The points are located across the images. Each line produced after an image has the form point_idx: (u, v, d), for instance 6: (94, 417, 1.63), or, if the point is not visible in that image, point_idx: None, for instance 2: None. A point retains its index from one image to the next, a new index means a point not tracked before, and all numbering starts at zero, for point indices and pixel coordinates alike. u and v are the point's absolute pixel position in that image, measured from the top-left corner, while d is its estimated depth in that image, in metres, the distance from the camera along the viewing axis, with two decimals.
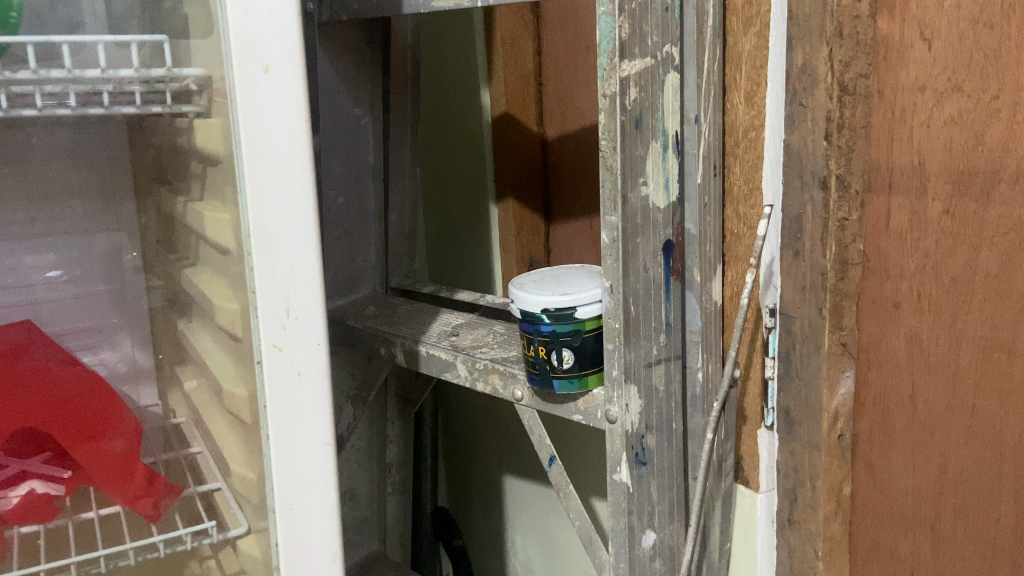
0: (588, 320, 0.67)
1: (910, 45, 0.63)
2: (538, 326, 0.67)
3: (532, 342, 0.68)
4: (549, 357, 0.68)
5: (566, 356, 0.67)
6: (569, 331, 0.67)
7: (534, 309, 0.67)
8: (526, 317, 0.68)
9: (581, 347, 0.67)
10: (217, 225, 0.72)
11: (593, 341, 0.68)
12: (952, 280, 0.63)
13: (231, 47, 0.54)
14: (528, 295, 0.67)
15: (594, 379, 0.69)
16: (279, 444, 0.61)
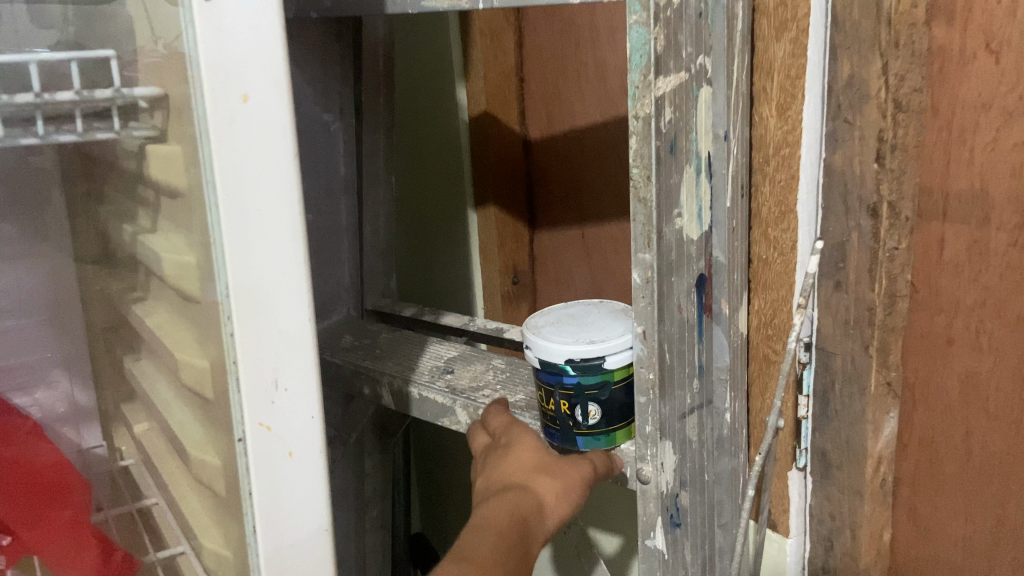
0: (618, 369, 0.59)
1: (973, 57, 0.56)
2: (562, 377, 0.59)
3: (553, 394, 0.60)
4: (573, 412, 0.60)
5: (593, 411, 0.59)
6: (595, 383, 0.58)
7: (555, 359, 0.58)
8: (545, 367, 0.60)
9: (608, 400, 0.59)
10: (176, 267, 0.61)
11: (621, 393, 0.60)
12: (1018, 318, 0.57)
13: (203, 71, 0.45)
14: (548, 343, 0.58)
15: (622, 434, 0.61)
16: (269, 536, 0.52)
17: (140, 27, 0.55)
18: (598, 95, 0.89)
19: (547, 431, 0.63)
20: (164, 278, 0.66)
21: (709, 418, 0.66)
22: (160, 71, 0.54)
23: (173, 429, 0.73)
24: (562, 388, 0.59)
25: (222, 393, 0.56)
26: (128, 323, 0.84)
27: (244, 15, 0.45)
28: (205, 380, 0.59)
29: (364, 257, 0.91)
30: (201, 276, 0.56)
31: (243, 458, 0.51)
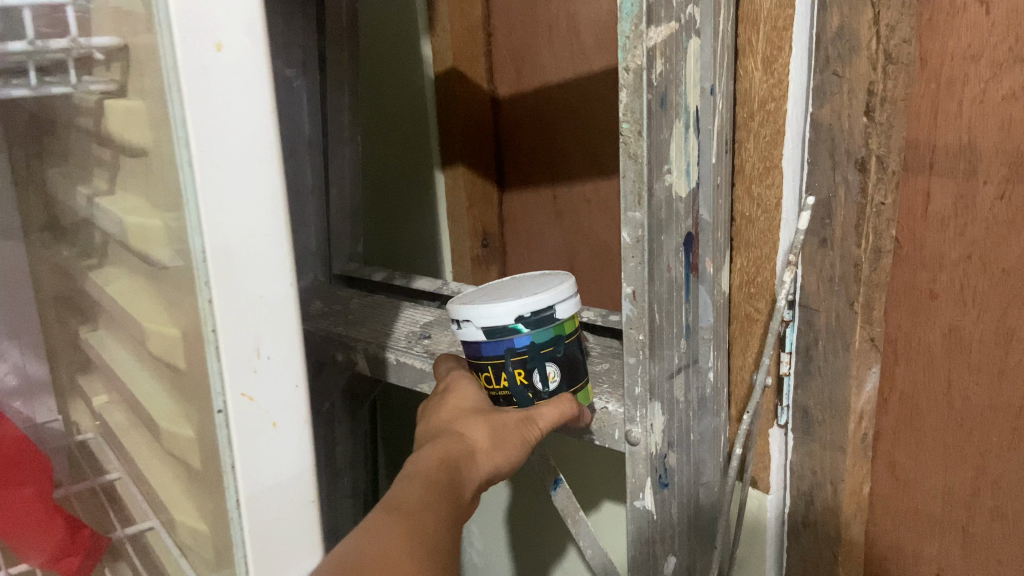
0: (567, 321, 0.57)
1: (963, 8, 0.56)
2: (513, 342, 0.56)
3: (504, 366, 0.57)
4: (530, 380, 0.57)
5: (553, 372, 0.57)
6: (548, 340, 0.56)
7: (501, 322, 0.55)
8: (490, 336, 0.56)
9: (565, 359, 0.58)
10: (139, 231, 0.57)
11: (575, 347, 0.58)
12: (1003, 272, 0.58)
13: (173, 17, 0.41)
14: (490, 307, 0.55)
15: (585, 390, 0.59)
16: (254, 510, 0.50)
17: None
18: (569, 49, 0.87)
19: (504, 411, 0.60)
20: (125, 243, 0.62)
21: (694, 378, 0.65)
22: (116, 19, 0.50)
23: (137, 401, 0.70)
24: (513, 356, 0.56)
25: (196, 364, 0.53)
26: (84, 291, 0.80)
27: None
28: (176, 350, 0.56)
29: (331, 219, 0.87)
30: (168, 240, 0.52)
31: (224, 430, 0.49)
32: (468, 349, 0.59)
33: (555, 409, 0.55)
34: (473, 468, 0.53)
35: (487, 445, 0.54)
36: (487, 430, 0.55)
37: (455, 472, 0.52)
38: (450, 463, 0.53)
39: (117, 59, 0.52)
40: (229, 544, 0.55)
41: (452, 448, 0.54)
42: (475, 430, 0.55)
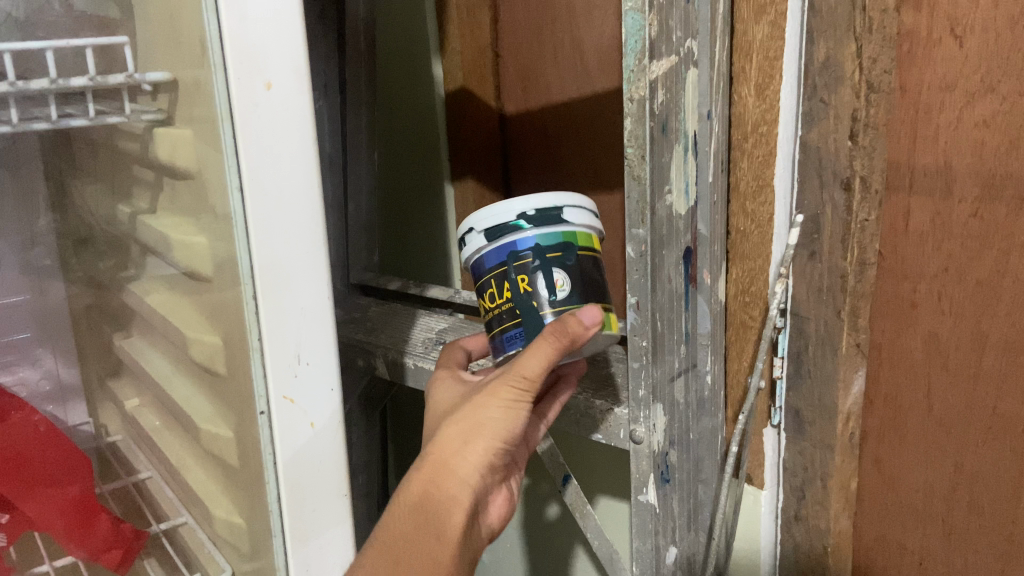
0: (578, 233, 0.54)
1: (938, 41, 0.61)
2: (518, 241, 0.53)
3: (506, 276, 0.53)
4: (534, 286, 0.52)
5: (562, 279, 0.53)
6: (555, 243, 0.53)
7: (505, 221, 0.53)
8: (497, 240, 0.54)
9: (575, 270, 0.53)
10: (185, 248, 0.62)
11: (588, 262, 0.54)
12: (978, 283, 0.63)
13: (227, 60, 0.47)
14: (496, 208, 0.54)
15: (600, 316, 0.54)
16: (293, 502, 0.55)
17: (153, 13, 0.56)
18: (574, 70, 0.92)
19: (506, 341, 0.54)
20: (167, 257, 0.67)
21: (693, 381, 0.70)
22: (170, 57, 0.55)
23: (174, 404, 0.74)
24: (516, 260, 0.53)
25: (238, 369, 0.58)
26: (119, 301, 0.85)
27: (265, 5, 0.47)
28: (218, 356, 0.61)
29: (349, 231, 0.92)
30: (215, 257, 0.57)
31: (266, 430, 0.54)
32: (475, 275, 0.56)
33: (532, 353, 0.49)
34: (453, 481, 0.52)
35: (463, 449, 0.52)
36: (458, 431, 0.53)
37: (442, 498, 0.52)
38: (427, 502, 0.52)
39: (169, 91, 0.57)
40: (266, 535, 0.59)
41: (427, 474, 0.53)
42: (445, 440, 0.53)
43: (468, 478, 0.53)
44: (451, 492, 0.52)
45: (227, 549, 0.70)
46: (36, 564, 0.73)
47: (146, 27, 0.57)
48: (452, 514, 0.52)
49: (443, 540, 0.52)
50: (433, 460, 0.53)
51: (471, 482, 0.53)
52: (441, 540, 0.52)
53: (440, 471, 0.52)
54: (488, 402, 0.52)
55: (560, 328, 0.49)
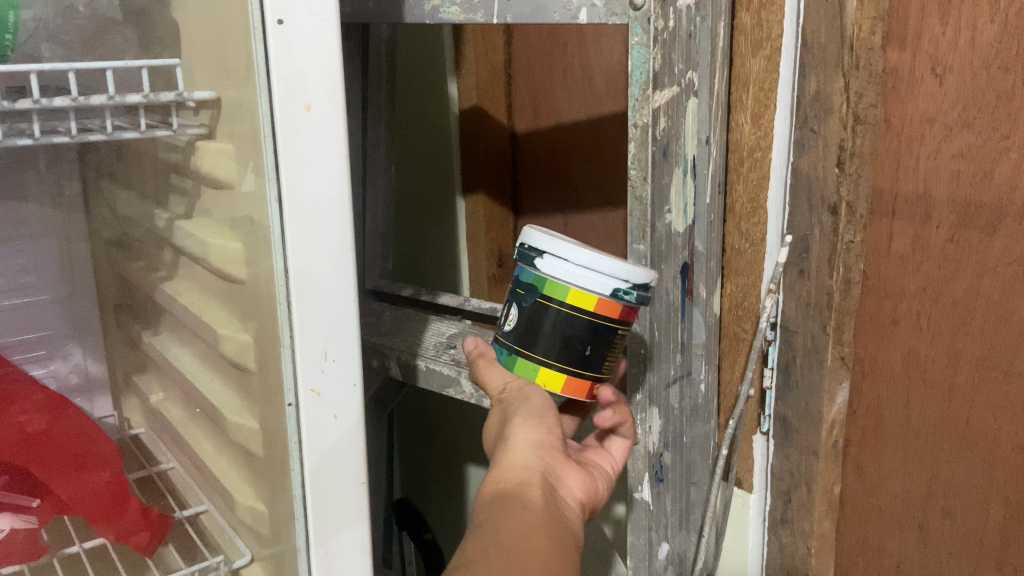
0: (547, 282, 0.57)
1: (921, 79, 0.67)
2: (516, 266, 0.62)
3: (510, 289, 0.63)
4: (504, 311, 0.61)
5: (511, 315, 0.60)
6: (525, 282, 0.59)
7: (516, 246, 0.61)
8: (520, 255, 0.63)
9: (526, 313, 0.59)
10: (223, 252, 0.68)
11: (543, 313, 0.58)
12: (953, 303, 0.70)
13: (273, 86, 0.52)
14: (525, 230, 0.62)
15: (527, 364, 0.60)
16: (316, 487, 0.59)
17: (204, 36, 0.61)
18: (583, 93, 0.97)
19: None
20: (205, 260, 0.72)
21: (688, 388, 0.75)
22: (218, 79, 0.61)
23: (204, 400, 0.79)
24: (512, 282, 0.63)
25: (267, 364, 0.63)
26: (150, 300, 0.90)
27: (308, 37, 0.52)
28: (248, 352, 0.67)
29: (366, 239, 0.97)
30: (249, 261, 0.63)
31: (295, 420, 0.59)
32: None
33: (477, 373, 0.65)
34: (513, 470, 0.56)
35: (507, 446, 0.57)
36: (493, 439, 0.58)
37: (512, 482, 0.55)
38: (501, 495, 0.55)
39: (211, 107, 0.64)
40: (288, 520, 0.64)
41: (492, 480, 0.57)
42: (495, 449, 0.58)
43: (525, 460, 0.56)
44: (519, 476, 0.56)
45: (247, 535, 0.75)
46: (66, 543, 0.77)
47: (196, 49, 0.63)
48: (529, 488, 0.55)
49: (532, 507, 0.54)
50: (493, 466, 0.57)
51: (531, 463, 0.56)
52: (530, 509, 0.54)
53: (498, 470, 0.56)
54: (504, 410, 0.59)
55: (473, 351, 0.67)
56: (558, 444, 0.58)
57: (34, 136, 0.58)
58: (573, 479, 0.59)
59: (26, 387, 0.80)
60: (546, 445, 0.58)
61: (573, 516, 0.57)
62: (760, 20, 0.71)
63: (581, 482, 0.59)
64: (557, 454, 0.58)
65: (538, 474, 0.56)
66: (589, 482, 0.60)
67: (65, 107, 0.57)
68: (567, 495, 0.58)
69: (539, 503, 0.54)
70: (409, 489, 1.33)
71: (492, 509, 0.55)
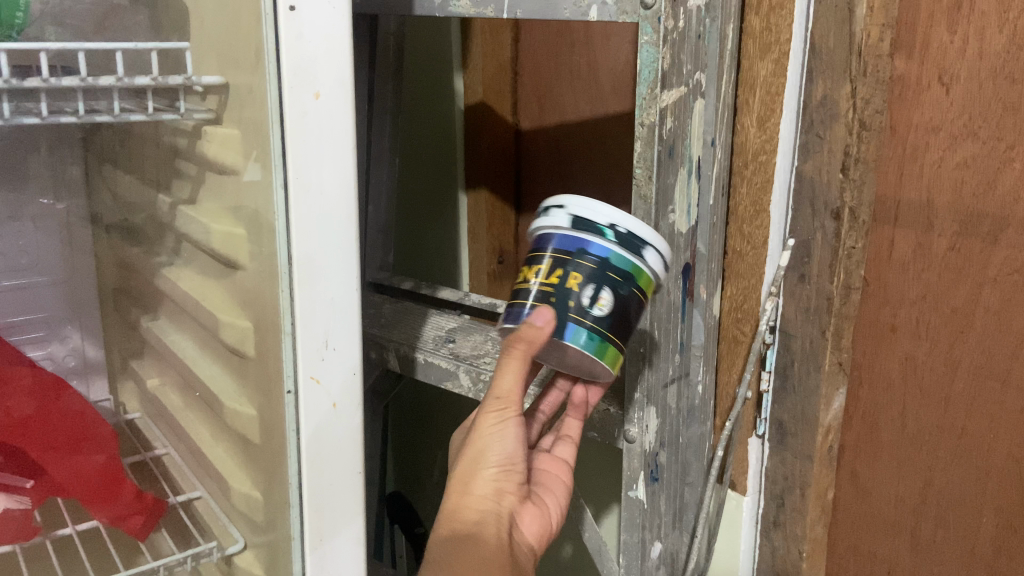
0: (644, 273, 0.55)
1: (927, 87, 0.68)
2: (585, 245, 0.54)
3: (563, 264, 0.54)
4: (580, 292, 0.54)
5: (604, 300, 0.54)
6: (622, 269, 0.54)
7: (597, 223, 0.54)
8: (576, 226, 0.55)
9: (625, 300, 0.55)
10: (225, 238, 0.68)
11: (635, 302, 0.55)
12: (952, 311, 0.70)
13: (284, 72, 0.52)
14: (589, 204, 0.55)
15: (614, 353, 0.55)
16: (313, 475, 0.59)
17: (214, 21, 0.61)
18: (589, 92, 0.97)
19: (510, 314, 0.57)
20: (207, 245, 0.72)
21: (685, 388, 0.75)
22: (226, 64, 0.61)
23: (203, 386, 0.79)
24: (579, 257, 0.54)
25: (267, 351, 0.63)
26: (150, 283, 0.89)
27: (320, 25, 0.52)
28: (247, 339, 0.67)
29: (368, 230, 0.97)
30: (252, 249, 0.63)
31: (294, 407, 0.59)
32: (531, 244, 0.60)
33: (506, 370, 0.56)
34: (472, 511, 0.56)
35: (469, 488, 0.57)
36: (458, 478, 0.58)
37: (468, 524, 0.56)
38: (456, 531, 0.56)
39: (218, 92, 0.64)
40: (284, 507, 0.64)
41: (447, 520, 0.57)
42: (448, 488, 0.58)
43: (482, 503, 0.57)
44: (475, 517, 0.56)
45: (241, 522, 0.75)
46: (59, 525, 0.78)
47: (206, 35, 0.63)
48: (484, 528, 0.56)
49: (483, 546, 0.55)
50: (445, 508, 0.58)
51: (488, 506, 0.57)
52: (486, 549, 0.55)
53: (453, 510, 0.57)
54: (473, 444, 0.58)
55: (513, 332, 0.55)
56: (515, 491, 0.59)
57: (42, 115, 0.57)
58: (529, 524, 0.59)
59: (14, 369, 0.77)
60: (503, 491, 0.58)
61: (526, 560, 0.58)
62: (769, 23, 0.71)
63: (535, 527, 0.60)
64: (514, 501, 0.58)
65: (492, 518, 0.56)
66: (543, 526, 0.60)
67: (73, 86, 0.57)
68: (523, 540, 0.58)
69: (494, 542, 0.55)
70: (400, 483, 1.33)
71: (446, 544, 0.56)
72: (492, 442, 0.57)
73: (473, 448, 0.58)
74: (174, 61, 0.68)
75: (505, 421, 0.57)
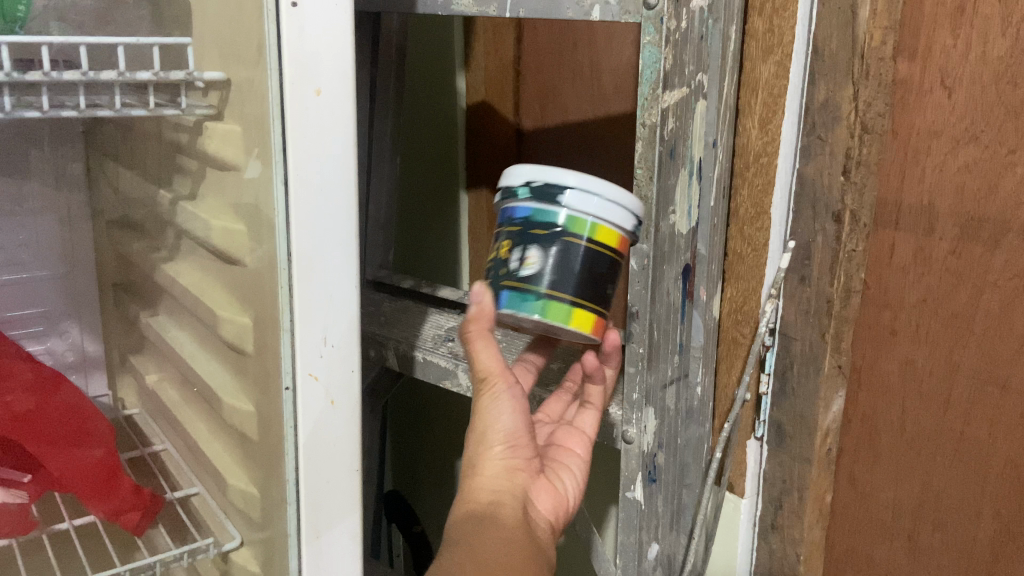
0: (574, 219, 0.56)
1: (930, 91, 0.68)
2: (516, 212, 0.58)
3: (500, 236, 0.59)
4: (510, 256, 0.58)
5: (533, 257, 0.56)
6: (545, 223, 0.57)
7: (520, 187, 0.58)
8: (505, 200, 0.60)
9: (555, 251, 0.56)
10: (226, 234, 0.68)
11: (574, 250, 0.56)
12: (952, 315, 0.70)
13: (285, 68, 0.52)
14: (515, 171, 0.59)
15: (557, 306, 0.56)
16: (309, 471, 0.59)
17: (217, 16, 0.61)
18: (592, 92, 0.97)
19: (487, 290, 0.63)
20: (207, 242, 0.72)
21: (684, 389, 0.75)
22: (228, 60, 0.61)
23: (201, 382, 0.79)
24: (509, 225, 0.59)
25: (265, 348, 0.63)
26: (150, 279, 0.89)
27: (322, 21, 0.52)
28: (246, 335, 0.67)
29: (368, 229, 0.97)
30: (252, 246, 0.63)
31: (291, 403, 0.59)
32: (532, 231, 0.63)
33: (484, 348, 0.57)
34: (485, 491, 0.56)
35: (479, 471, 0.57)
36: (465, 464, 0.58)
37: (484, 503, 0.55)
38: (472, 512, 0.55)
39: (220, 88, 0.64)
40: (280, 503, 0.64)
41: (460, 503, 0.56)
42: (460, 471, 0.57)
43: (494, 484, 0.56)
44: (489, 497, 0.56)
45: (238, 518, 0.75)
46: (56, 520, 0.78)
47: (209, 31, 0.63)
48: (501, 507, 0.55)
49: (507, 526, 0.54)
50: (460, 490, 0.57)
51: (501, 486, 0.56)
52: (507, 526, 0.54)
53: (468, 491, 0.56)
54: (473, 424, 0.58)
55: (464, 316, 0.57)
56: (525, 468, 0.59)
57: (43, 109, 0.57)
58: (543, 500, 0.59)
59: (14, 365, 0.77)
60: (513, 469, 0.58)
61: (545, 537, 0.57)
62: (772, 25, 0.71)
63: (548, 501, 0.60)
64: (525, 478, 0.58)
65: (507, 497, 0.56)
66: (556, 501, 0.61)
67: (74, 80, 0.57)
68: (538, 517, 0.58)
69: (512, 518, 0.55)
70: (398, 483, 1.33)
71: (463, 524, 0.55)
72: (491, 422, 0.57)
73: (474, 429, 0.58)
74: (178, 57, 0.68)
75: (494, 396, 0.57)
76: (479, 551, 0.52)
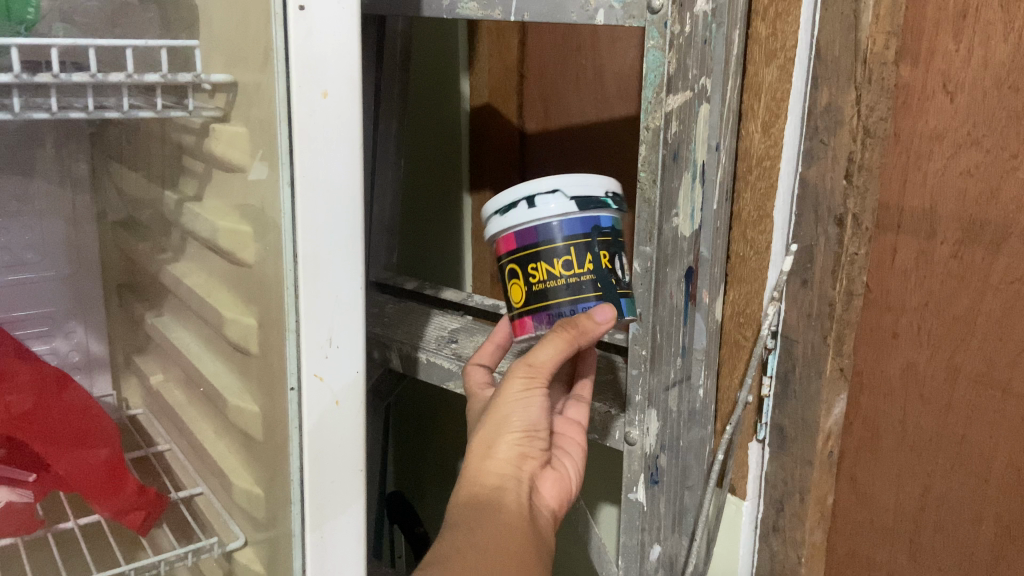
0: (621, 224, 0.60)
1: (932, 95, 0.68)
2: (600, 221, 0.57)
3: (591, 246, 0.56)
4: (612, 265, 0.57)
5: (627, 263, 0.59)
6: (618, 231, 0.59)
7: (599, 198, 0.57)
8: (585, 206, 0.56)
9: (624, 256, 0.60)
10: (231, 235, 0.68)
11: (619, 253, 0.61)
12: (953, 319, 0.71)
13: (292, 71, 0.52)
14: (576, 178, 0.56)
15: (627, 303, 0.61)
16: (314, 470, 0.60)
17: (224, 19, 0.61)
18: (595, 96, 0.98)
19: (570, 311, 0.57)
20: (213, 243, 0.73)
21: (687, 392, 0.75)
22: (235, 63, 0.61)
23: (206, 382, 0.80)
24: (601, 235, 0.57)
25: (270, 348, 0.64)
26: (155, 281, 0.90)
27: (328, 25, 0.53)
28: (251, 335, 0.67)
29: (372, 231, 0.98)
30: (258, 247, 0.63)
31: (297, 403, 0.59)
32: (512, 239, 0.58)
33: (546, 346, 0.56)
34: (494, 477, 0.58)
35: (490, 452, 0.59)
36: (478, 443, 0.59)
37: (489, 487, 0.57)
38: (477, 496, 0.57)
39: (227, 91, 0.64)
40: (284, 502, 0.64)
41: (466, 485, 0.58)
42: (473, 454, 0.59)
43: (503, 469, 0.58)
44: (495, 482, 0.58)
45: (242, 518, 0.75)
46: (62, 519, 0.78)
47: (217, 34, 0.63)
48: (505, 493, 0.57)
49: (506, 511, 0.56)
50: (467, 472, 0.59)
51: (507, 472, 0.59)
52: (507, 512, 0.56)
53: (476, 473, 0.58)
54: (497, 410, 0.60)
55: (571, 322, 0.55)
56: (536, 456, 0.61)
57: (52, 111, 0.58)
58: (546, 487, 0.62)
59: (19, 363, 0.78)
60: (524, 456, 0.60)
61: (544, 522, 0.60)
62: (775, 29, 0.71)
63: (550, 488, 0.62)
64: (534, 466, 0.61)
65: (513, 482, 0.58)
66: (558, 487, 0.63)
67: (83, 82, 0.57)
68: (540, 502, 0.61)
69: (514, 506, 0.57)
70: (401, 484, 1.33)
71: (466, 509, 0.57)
72: (515, 410, 0.59)
73: (497, 415, 0.60)
74: (185, 59, 0.68)
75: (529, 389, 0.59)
76: (477, 534, 0.55)
